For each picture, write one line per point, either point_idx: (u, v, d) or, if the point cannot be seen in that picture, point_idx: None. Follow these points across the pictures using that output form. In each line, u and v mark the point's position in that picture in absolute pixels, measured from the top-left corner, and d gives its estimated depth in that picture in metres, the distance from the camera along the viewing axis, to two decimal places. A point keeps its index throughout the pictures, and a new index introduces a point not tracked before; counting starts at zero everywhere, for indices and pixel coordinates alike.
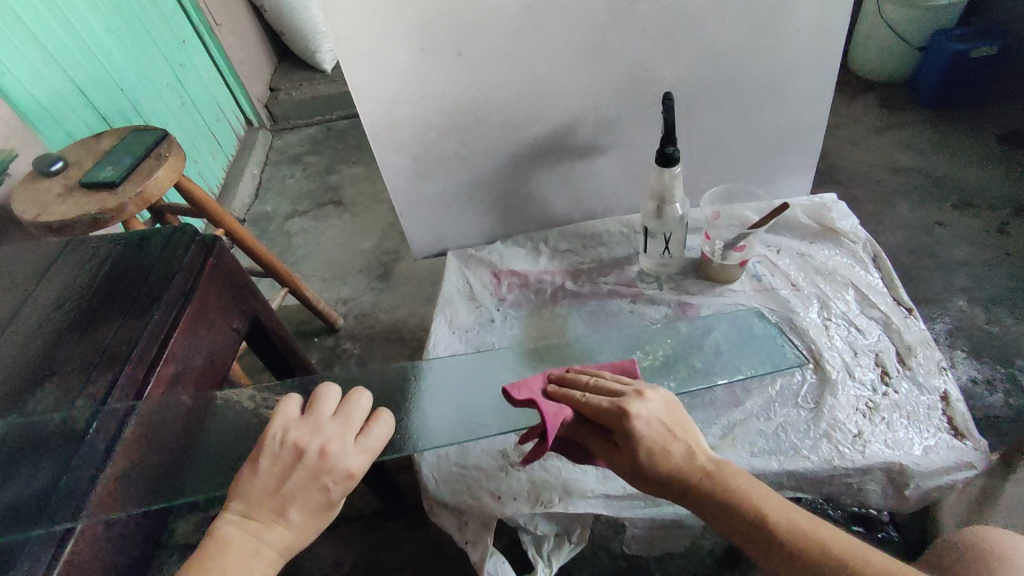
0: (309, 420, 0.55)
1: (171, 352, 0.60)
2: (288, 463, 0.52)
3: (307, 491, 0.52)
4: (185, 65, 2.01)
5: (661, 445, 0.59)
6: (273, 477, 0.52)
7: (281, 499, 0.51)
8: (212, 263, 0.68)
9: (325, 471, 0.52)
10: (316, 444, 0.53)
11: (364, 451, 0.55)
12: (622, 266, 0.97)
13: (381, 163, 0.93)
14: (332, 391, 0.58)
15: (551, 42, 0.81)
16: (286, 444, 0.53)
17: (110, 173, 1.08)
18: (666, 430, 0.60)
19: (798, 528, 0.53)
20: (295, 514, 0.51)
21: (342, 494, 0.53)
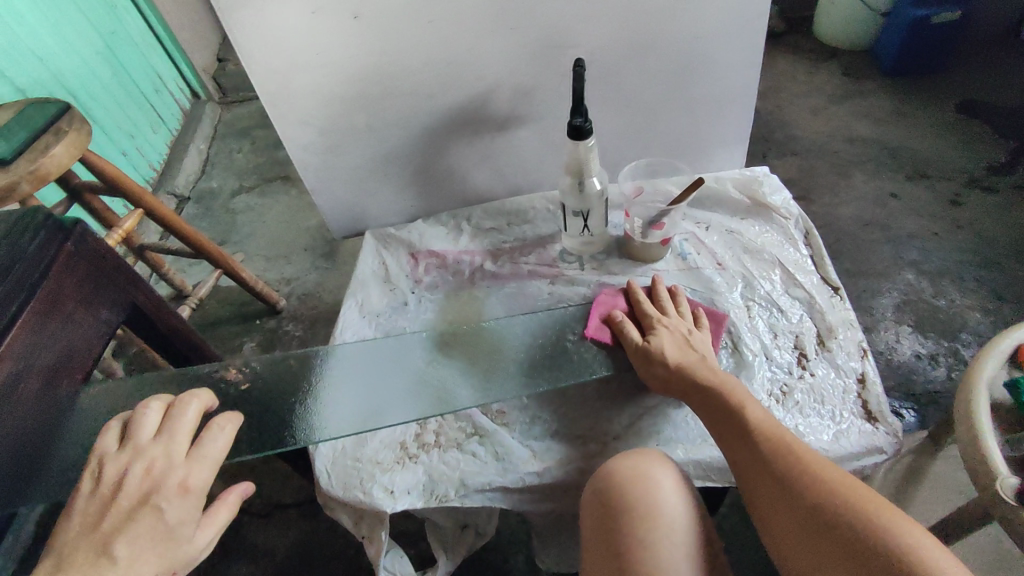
0: (129, 444, 0.56)
1: (8, 350, 0.55)
2: (108, 495, 0.53)
3: (133, 520, 0.51)
4: (117, 32, 1.90)
5: (676, 343, 0.69)
6: (92, 522, 0.51)
7: (105, 535, 0.51)
8: (70, 251, 0.63)
9: (151, 491, 0.53)
10: (139, 466, 0.54)
11: (197, 466, 0.56)
12: (546, 246, 0.93)
13: (284, 137, 0.86)
14: (155, 408, 0.59)
15: (455, 2, 0.75)
16: (106, 476, 0.54)
17: (3, 149, 1.01)
18: (685, 340, 0.70)
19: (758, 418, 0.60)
20: (123, 549, 0.49)
21: (178, 517, 0.52)
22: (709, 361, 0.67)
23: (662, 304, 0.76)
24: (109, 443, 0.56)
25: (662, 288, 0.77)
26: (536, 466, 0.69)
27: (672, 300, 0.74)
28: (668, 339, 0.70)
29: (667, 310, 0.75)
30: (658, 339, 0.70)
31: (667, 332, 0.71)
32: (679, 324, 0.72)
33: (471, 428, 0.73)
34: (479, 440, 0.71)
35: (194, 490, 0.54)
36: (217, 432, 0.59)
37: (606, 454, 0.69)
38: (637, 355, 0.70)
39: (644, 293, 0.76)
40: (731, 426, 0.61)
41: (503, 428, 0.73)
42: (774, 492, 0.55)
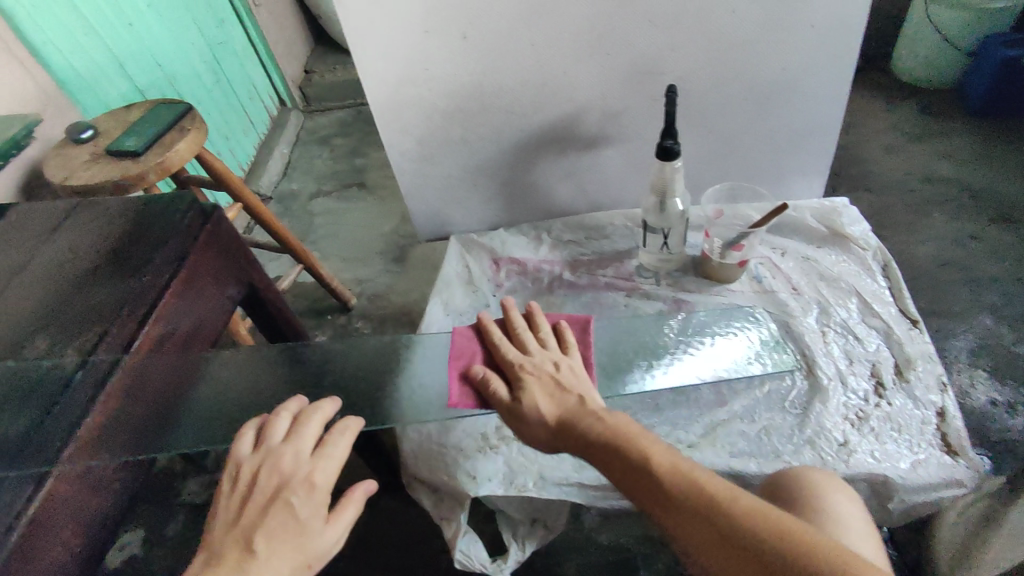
0: (262, 446, 0.60)
1: (161, 311, 0.62)
2: (245, 493, 0.57)
3: (268, 514, 0.55)
4: (222, 43, 2.07)
5: (545, 393, 0.64)
6: (235, 520, 0.56)
7: (245, 530, 0.54)
8: (209, 230, 0.71)
9: (281, 488, 0.56)
10: (270, 465, 0.58)
11: (320, 462, 0.59)
12: (623, 260, 0.97)
13: (387, 144, 0.93)
14: (284, 413, 0.63)
15: (558, 28, 0.80)
16: (244, 476, 0.58)
17: (135, 142, 1.13)
18: (553, 382, 0.65)
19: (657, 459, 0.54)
20: (261, 540, 0.53)
21: (306, 511, 0.55)
22: (586, 402, 0.62)
23: (521, 338, 0.71)
24: (244, 444, 0.61)
25: (515, 320, 0.72)
26: None
27: (528, 333, 0.70)
28: (538, 389, 0.64)
29: (529, 346, 0.70)
30: (527, 396, 0.64)
31: (534, 379, 0.65)
32: (543, 363, 0.67)
33: None
34: None
35: (319, 485, 0.57)
36: (337, 434, 0.62)
37: None
38: (514, 424, 0.64)
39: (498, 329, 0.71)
40: (633, 473, 0.54)
41: None
42: (707, 549, 0.47)
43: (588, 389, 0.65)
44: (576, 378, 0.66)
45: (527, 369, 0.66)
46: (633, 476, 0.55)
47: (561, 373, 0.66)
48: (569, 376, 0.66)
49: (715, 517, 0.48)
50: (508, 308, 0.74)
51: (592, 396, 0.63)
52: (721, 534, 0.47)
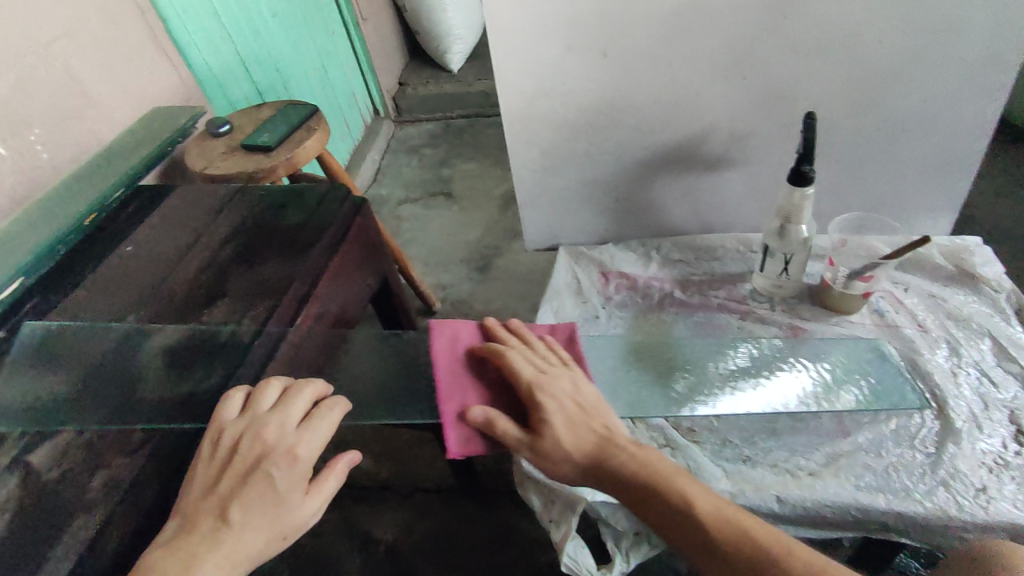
0: (246, 413, 0.55)
1: (318, 293, 0.67)
2: (221, 462, 0.52)
3: (247, 487, 0.50)
4: (330, 53, 2.20)
5: (566, 422, 0.60)
6: (208, 485, 0.51)
7: (220, 500, 0.50)
8: (359, 222, 0.75)
9: (261, 459, 0.51)
10: (253, 435, 0.52)
11: (307, 435, 0.53)
12: (734, 283, 0.96)
13: (512, 153, 0.97)
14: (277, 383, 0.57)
15: (698, 51, 0.82)
16: (222, 444, 0.53)
17: (268, 137, 1.21)
18: (575, 410, 0.61)
19: (703, 508, 0.53)
20: (236, 513, 0.49)
21: (286, 486, 0.50)
22: (612, 431, 0.60)
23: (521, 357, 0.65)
24: (229, 409, 0.55)
25: (509, 338, 0.67)
26: (728, 486, 0.71)
27: (538, 351, 0.64)
28: (559, 420, 0.60)
29: (540, 364, 0.64)
30: (549, 432, 0.59)
31: (552, 409, 0.60)
32: (558, 385, 0.62)
33: (662, 439, 0.77)
34: (670, 452, 0.76)
35: (304, 461, 0.52)
36: (328, 409, 0.56)
37: (801, 487, 0.70)
38: (538, 464, 0.59)
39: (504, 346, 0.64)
40: (683, 524, 0.53)
41: (694, 445, 0.76)
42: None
43: (606, 412, 0.62)
44: (598, 405, 0.63)
45: (542, 395, 0.61)
46: (679, 527, 0.53)
47: (583, 401, 0.62)
48: (591, 403, 0.62)
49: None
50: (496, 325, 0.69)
51: (617, 428, 0.60)
52: None
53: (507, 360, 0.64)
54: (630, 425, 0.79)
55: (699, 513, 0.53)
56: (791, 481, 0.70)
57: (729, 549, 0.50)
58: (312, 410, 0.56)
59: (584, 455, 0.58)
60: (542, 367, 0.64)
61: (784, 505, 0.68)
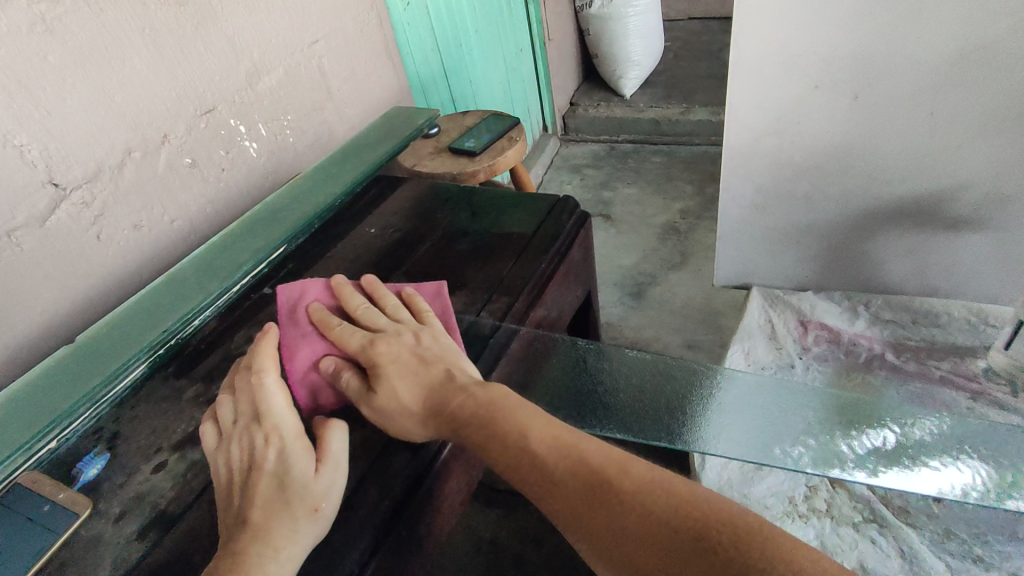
0: (213, 429, 0.53)
1: (544, 299, 0.69)
2: (223, 483, 0.49)
3: (252, 489, 0.48)
4: (516, 71, 2.31)
5: (403, 375, 0.53)
6: (220, 504, 0.48)
7: (236, 508, 0.47)
8: (582, 235, 0.77)
9: (250, 457, 0.50)
10: (232, 444, 0.51)
11: (266, 422, 0.51)
12: (963, 356, 0.86)
13: (724, 186, 0.95)
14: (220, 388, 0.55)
15: (966, 102, 0.75)
16: (218, 466, 0.50)
17: (473, 144, 1.28)
18: (413, 360, 0.54)
19: (536, 441, 0.47)
20: (254, 512, 0.46)
21: (283, 471, 0.48)
22: (453, 374, 0.53)
23: (364, 318, 0.59)
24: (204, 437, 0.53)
25: (352, 300, 0.60)
26: None
27: (372, 312, 0.58)
28: (396, 373, 0.53)
29: (376, 324, 0.58)
30: (387, 388, 0.53)
31: (390, 361, 0.54)
32: (397, 340, 0.56)
33: (868, 512, 0.71)
34: (878, 528, 0.69)
35: (284, 437, 0.50)
36: (268, 379, 0.54)
37: None
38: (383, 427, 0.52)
39: (336, 317, 0.58)
40: (525, 472, 0.46)
41: (908, 527, 0.69)
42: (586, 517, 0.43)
43: (457, 360, 0.55)
44: (444, 354, 0.55)
45: (381, 351, 0.54)
46: (521, 473, 0.47)
47: (420, 353, 0.55)
48: (431, 354, 0.55)
49: (619, 504, 0.42)
50: (338, 284, 0.62)
51: (462, 370, 0.54)
52: (625, 525, 0.42)
53: (338, 329, 0.57)
54: (830, 489, 0.74)
55: (531, 447, 0.47)
56: None
57: (564, 482, 0.45)
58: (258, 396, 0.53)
59: (426, 413, 0.51)
60: (378, 327, 0.57)
61: None
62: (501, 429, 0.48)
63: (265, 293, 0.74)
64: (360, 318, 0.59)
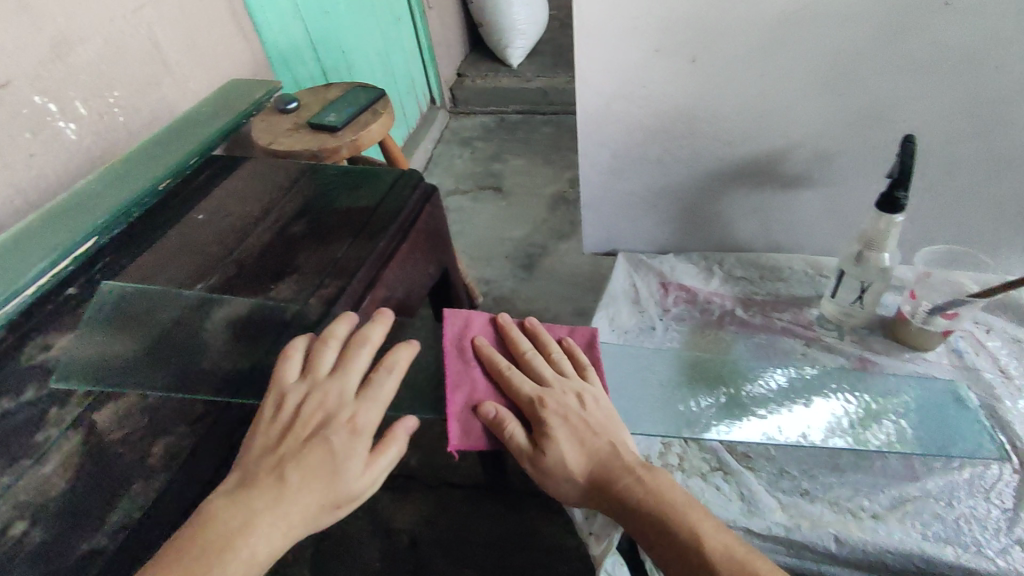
0: (306, 375, 0.53)
1: (384, 279, 0.66)
2: (286, 424, 0.51)
3: (304, 450, 0.48)
4: (394, 40, 2.21)
5: (570, 436, 0.56)
6: (273, 442, 0.50)
7: (279, 461, 0.48)
8: (427, 210, 0.74)
9: (323, 424, 0.50)
10: (314, 398, 0.51)
11: (364, 405, 0.51)
12: (801, 307, 0.92)
13: (582, 154, 0.95)
14: (334, 340, 0.55)
15: (793, 64, 0.77)
16: (290, 404, 0.51)
17: (334, 118, 1.20)
18: (582, 423, 0.57)
19: (708, 542, 0.50)
20: (292, 477, 0.47)
21: (344, 458, 0.49)
22: (621, 453, 0.56)
23: (530, 366, 0.60)
24: (288, 369, 0.53)
25: (520, 344, 0.62)
26: (782, 519, 0.68)
27: (538, 362, 0.60)
28: (564, 433, 0.56)
29: (544, 376, 0.60)
30: (555, 450, 0.55)
31: (559, 422, 0.56)
32: (564, 398, 0.58)
33: (715, 461, 0.74)
34: (723, 476, 0.73)
35: (364, 428, 0.50)
36: (386, 371, 0.54)
37: (863, 529, 0.66)
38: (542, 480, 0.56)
39: (502, 359, 0.60)
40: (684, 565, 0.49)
41: (748, 471, 0.73)
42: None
43: (619, 432, 0.58)
44: (608, 422, 0.58)
45: (551, 408, 0.56)
46: (678, 562, 0.50)
47: (592, 420, 0.57)
48: (598, 421, 0.58)
49: None
50: (506, 324, 0.64)
51: (625, 446, 0.57)
52: None
53: (507, 374, 0.59)
54: (682, 442, 0.76)
55: (697, 541, 0.50)
56: (852, 521, 0.67)
57: None
58: (369, 377, 0.54)
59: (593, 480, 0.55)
60: (548, 379, 0.59)
61: (842, 546, 0.66)
62: (671, 527, 0.51)
63: (72, 294, 0.65)
64: (527, 365, 0.61)
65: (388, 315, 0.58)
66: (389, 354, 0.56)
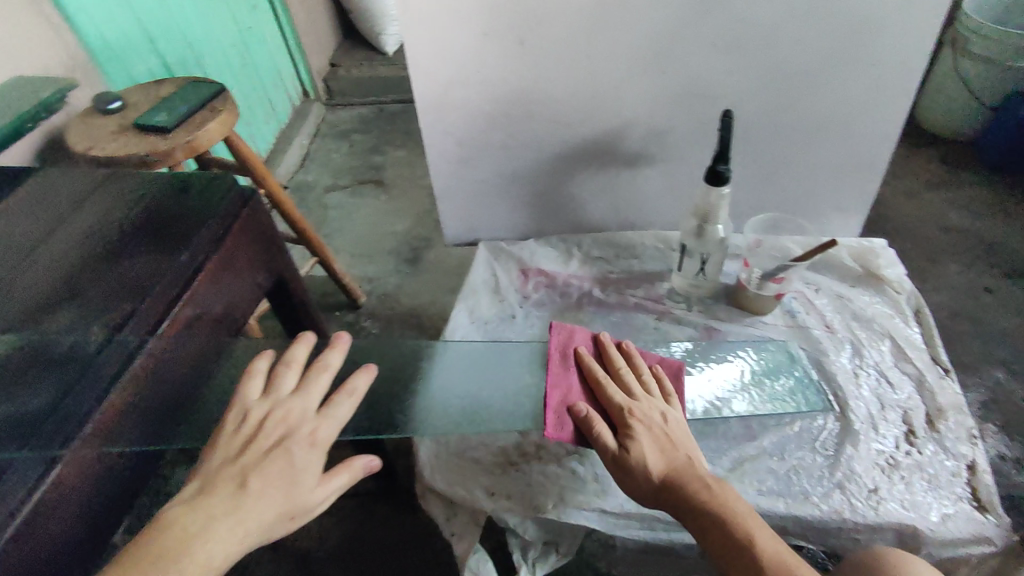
0: (269, 394, 0.56)
1: (195, 295, 0.61)
2: (248, 436, 0.53)
3: (266, 461, 0.50)
4: (252, 28, 2.03)
5: (654, 445, 0.62)
6: (234, 452, 0.51)
7: (241, 469, 0.50)
8: (247, 215, 0.68)
9: (286, 437, 0.52)
10: (278, 413, 0.54)
11: (325, 421, 0.54)
12: (652, 282, 0.95)
13: (428, 143, 0.92)
14: (296, 363, 0.59)
15: (618, 44, 0.78)
16: (252, 418, 0.54)
17: (165, 118, 1.08)
18: (664, 435, 0.62)
19: (760, 544, 0.54)
20: (252, 483, 0.48)
21: (302, 467, 0.51)
22: (696, 465, 0.61)
23: (624, 380, 0.68)
24: (250, 388, 0.56)
25: (617, 359, 0.70)
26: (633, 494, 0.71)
27: (632, 375, 0.68)
28: (647, 441, 0.62)
29: (634, 390, 0.67)
30: (636, 446, 0.61)
31: (644, 427, 0.63)
32: (651, 412, 0.65)
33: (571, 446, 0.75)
34: (578, 459, 0.74)
35: (323, 443, 0.53)
36: (346, 395, 0.57)
37: None
38: (618, 474, 0.61)
39: (600, 369, 0.68)
40: (736, 559, 0.54)
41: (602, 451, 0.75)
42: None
43: (694, 450, 0.63)
44: (684, 440, 0.63)
45: (637, 416, 0.63)
46: (733, 560, 0.54)
47: (672, 434, 0.63)
48: (677, 436, 0.63)
49: None
50: (605, 341, 0.73)
51: (700, 462, 0.61)
52: None
53: (604, 382, 0.68)
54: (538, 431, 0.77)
55: (753, 543, 0.54)
56: None
57: None
58: (329, 400, 0.57)
59: (665, 481, 0.59)
60: (637, 393, 0.67)
61: None
62: (727, 523, 0.56)
63: None
64: (621, 377, 0.69)
65: (346, 341, 0.62)
66: (351, 380, 0.59)
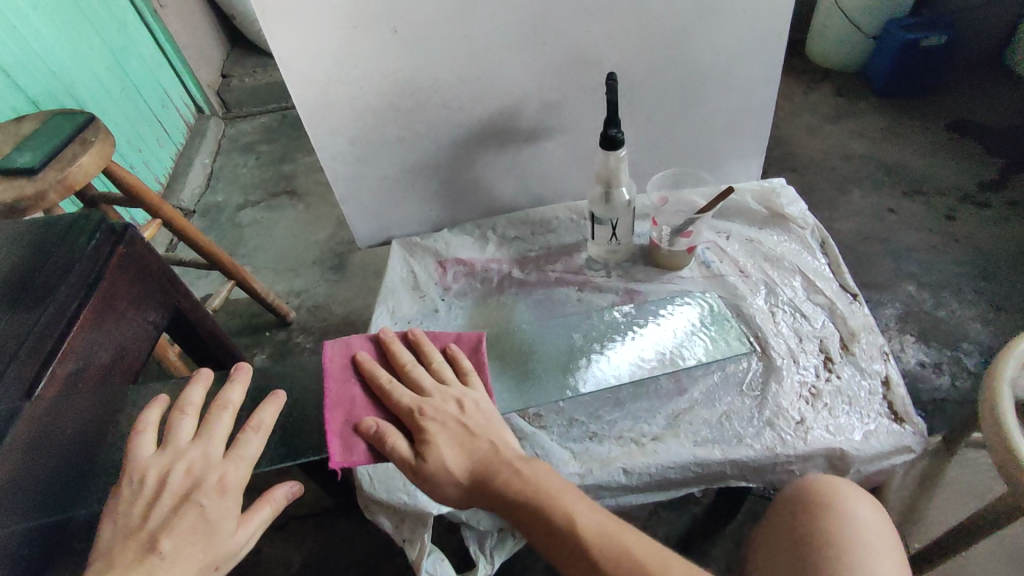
0: (166, 447, 0.53)
1: (69, 348, 0.56)
2: (151, 495, 0.51)
3: (175, 520, 0.49)
4: (126, 48, 1.89)
5: (452, 442, 0.62)
6: (139, 517, 0.50)
7: (151, 533, 0.49)
8: (122, 251, 0.64)
9: (192, 490, 0.51)
10: (180, 466, 0.52)
11: (231, 464, 0.53)
12: (571, 254, 0.95)
13: (318, 147, 0.87)
14: (192, 408, 0.57)
15: (492, 20, 0.76)
16: (151, 476, 0.52)
17: (29, 158, 0.99)
18: (462, 428, 0.62)
19: (580, 522, 0.56)
20: (165, 546, 0.48)
21: (217, 517, 0.51)
22: (498, 450, 0.62)
23: (414, 376, 0.67)
24: (143, 444, 0.54)
25: (402, 356, 0.68)
26: (577, 467, 0.70)
27: (419, 371, 0.66)
28: (446, 440, 0.62)
29: (423, 384, 0.66)
30: (433, 453, 0.60)
31: (438, 426, 0.62)
32: (444, 405, 0.64)
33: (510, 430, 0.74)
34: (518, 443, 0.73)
35: (232, 487, 0.52)
36: (252, 432, 0.56)
37: (644, 453, 0.70)
38: (426, 487, 0.61)
39: (382, 373, 0.66)
40: (556, 540, 0.56)
41: (540, 430, 0.74)
42: None
43: (497, 432, 0.64)
44: (490, 425, 0.64)
45: (429, 415, 0.63)
46: (557, 544, 0.57)
47: (474, 426, 0.63)
48: (480, 426, 0.63)
49: None
50: (387, 340, 0.70)
51: (505, 444, 0.63)
52: None
53: (388, 385, 0.66)
54: None
55: (574, 523, 0.56)
56: (635, 450, 0.71)
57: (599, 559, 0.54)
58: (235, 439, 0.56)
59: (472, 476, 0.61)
60: (427, 389, 0.65)
61: (631, 476, 0.69)
62: (546, 514, 0.57)
63: None
64: (408, 376, 0.67)
65: (245, 373, 0.60)
66: (254, 415, 0.58)
